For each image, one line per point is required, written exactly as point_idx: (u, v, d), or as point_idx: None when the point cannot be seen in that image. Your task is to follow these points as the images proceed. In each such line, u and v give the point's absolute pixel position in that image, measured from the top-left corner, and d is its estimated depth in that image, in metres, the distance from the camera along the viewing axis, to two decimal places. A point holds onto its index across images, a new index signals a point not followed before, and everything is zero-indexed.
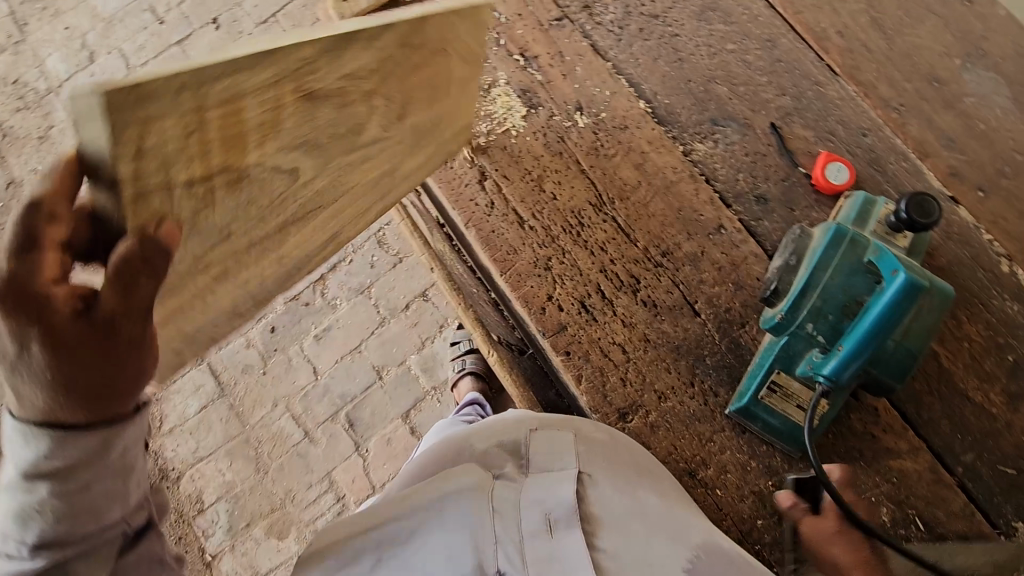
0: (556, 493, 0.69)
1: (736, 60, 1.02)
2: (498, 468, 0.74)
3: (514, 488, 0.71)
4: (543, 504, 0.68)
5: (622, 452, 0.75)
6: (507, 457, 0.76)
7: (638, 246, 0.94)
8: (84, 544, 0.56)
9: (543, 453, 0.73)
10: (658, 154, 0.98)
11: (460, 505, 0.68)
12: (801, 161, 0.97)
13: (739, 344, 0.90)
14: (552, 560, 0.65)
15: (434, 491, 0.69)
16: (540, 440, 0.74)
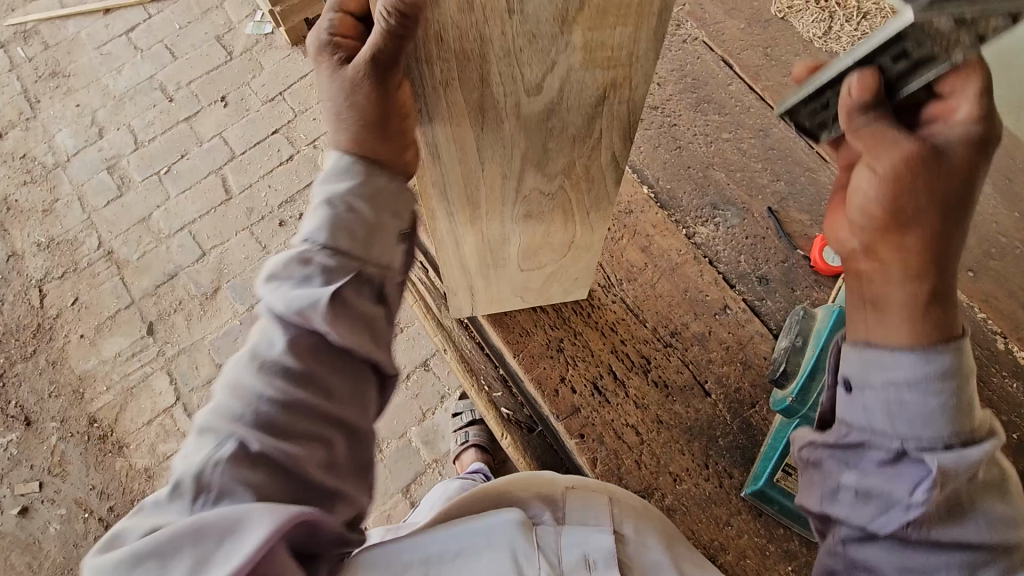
0: (593, 537, 0.67)
1: (732, 148, 1.08)
2: (536, 514, 0.71)
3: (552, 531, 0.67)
4: (582, 545, 0.65)
5: (654, 522, 0.73)
6: (541, 503, 0.73)
7: (647, 327, 0.96)
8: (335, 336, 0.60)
9: (579, 506, 0.72)
10: (662, 237, 1.02)
11: (507, 530, 0.64)
12: (799, 242, 1.01)
13: (750, 425, 0.91)
14: None
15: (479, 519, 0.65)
16: (576, 496, 0.74)
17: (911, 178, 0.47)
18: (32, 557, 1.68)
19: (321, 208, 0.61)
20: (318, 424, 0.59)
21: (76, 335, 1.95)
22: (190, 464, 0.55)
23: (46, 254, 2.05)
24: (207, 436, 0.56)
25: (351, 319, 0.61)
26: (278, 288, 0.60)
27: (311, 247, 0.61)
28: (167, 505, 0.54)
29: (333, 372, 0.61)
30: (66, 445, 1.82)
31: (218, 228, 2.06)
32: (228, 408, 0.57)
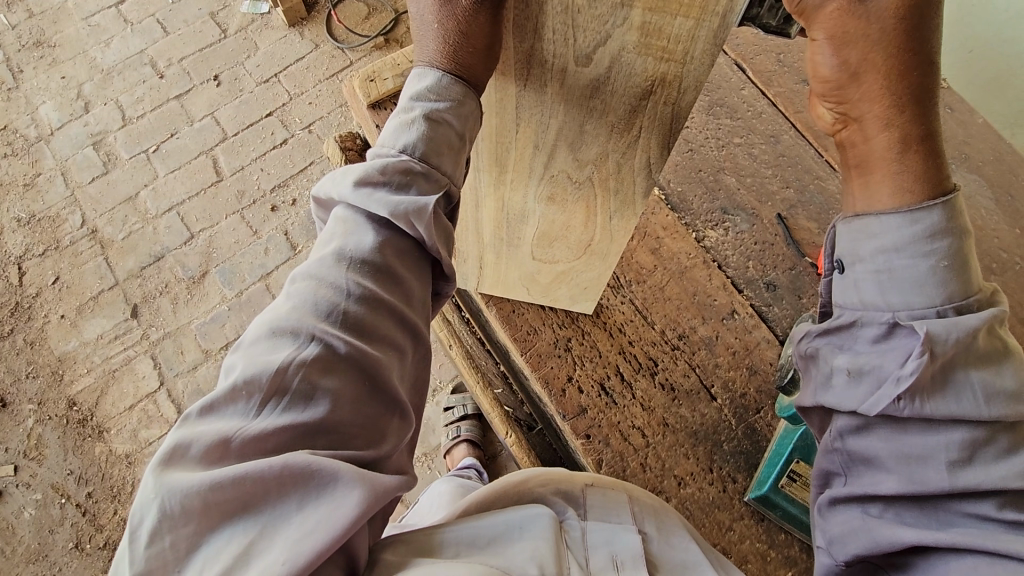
0: (619, 536, 0.67)
1: (743, 153, 1.08)
2: (558, 509, 0.70)
3: (579, 527, 0.67)
4: (609, 545, 0.65)
5: (674, 518, 0.74)
6: (562, 501, 0.71)
7: (655, 328, 0.96)
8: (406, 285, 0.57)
9: (600, 502, 0.72)
10: (672, 240, 1.02)
11: (537, 521, 0.62)
12: (806, 249, 1.01)
13: (754, 430, 0.91)
14: None
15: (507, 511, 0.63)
16: (595, 495, 0.73)
17: (847, 32, 0.51)
18: (5, 542, 1.64)
19: (419, 117, 0.59)
20: (398, 335, 0.56)
21: (56, 315, 1.88)
22: (264, 362, 0.49)
23: (26, 231, 1.98)
24: (286, 337, 0.50)
25: (436, 228, 0.59)
26: (368, 191, 0.56)
27: (408, 157, 0.59)
28: (234, 405, 0.48)
29: (410, 276, 0.59)
30: (43, 428, 1.77)
31: (207, 211, 2.00)
32: (308, 306, 0.52)
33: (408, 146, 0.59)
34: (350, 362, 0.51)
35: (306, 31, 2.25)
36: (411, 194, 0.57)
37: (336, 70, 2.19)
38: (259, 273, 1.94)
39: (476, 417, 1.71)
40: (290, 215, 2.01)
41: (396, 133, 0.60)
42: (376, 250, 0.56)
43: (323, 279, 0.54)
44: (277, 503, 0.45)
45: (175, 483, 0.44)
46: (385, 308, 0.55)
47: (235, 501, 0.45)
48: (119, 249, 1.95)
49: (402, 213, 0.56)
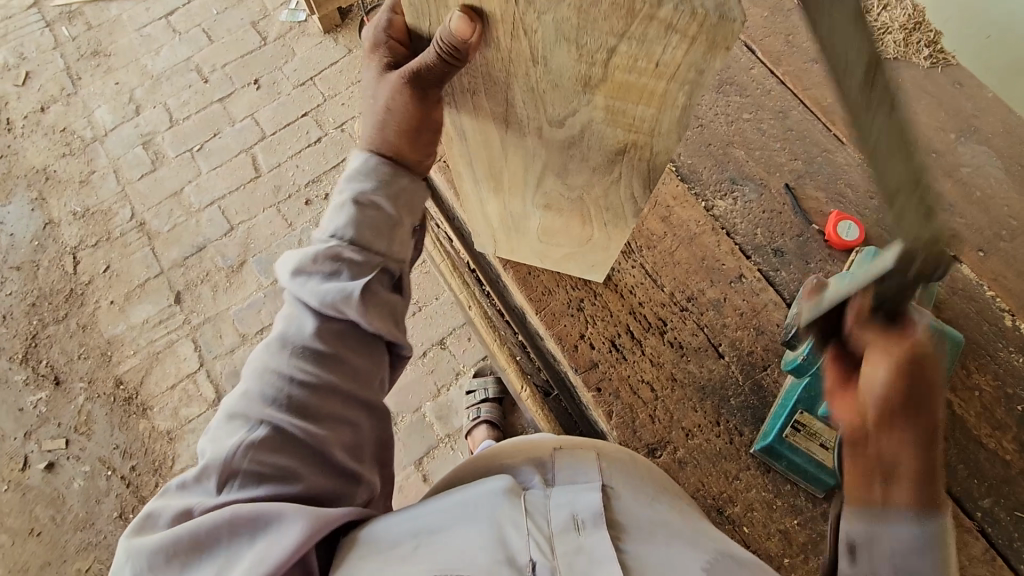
0: (580, 495, 0.67)
1: (751, 129, 1.12)
2: (526, 479, 0.72)
3: (542, 493, 0.68)
4: (570, 505, 0.66)
5: (641, 477, 0.75)
6: (530, 468, 0.74)
7: (664, 290, 1.00)
8: (345, 363, 0.74)
9: (568, 464, 0.73)
10: (681, 208, 1.06)
11: (489, 497, 0.65)
12: (812, 217, 1.04)
13: (762, 386, 0.94)
14: (580, 554, 0.61)
15: (463, 491, 0.67)
16: (564, 456, 0.75)
17: (904, 386, 0.55)
18: (57, 510, 1.77)
19: (347, 202, 0.78)
20: (336, 403, 0.72)
21: (106, 301, 2.01)
22: (222, 447, 0.66)
23: (81, 223, 2.13)
24: (241, 422, 0.67)
25: (368, 308, 0.76)
26: (306, 282, 0.75)
27: (340, 244, 0.77)
28: (197, 485, 0.65)
29: (353, 355, 0.75)
30: (92, 405, 1.89)
31: (246, 205, 2.12)
32: (256, 397, 0.69)
33: (340, 229, 0.78)
34: (292, 434, 0.67)
35: (340, 37, 2.38)
36: (345, 279, 0.75)
37: None
38: None
39: (497, 400, 1.77)
40: (322, 208, 2.11)
41: (330, 224, 0.80)
42: (314, 338, 0.73)
43: (270, 371, 0.71)
44: (229, 545, 0.59)
45: (149, 548, 0.60)
46: (322, 386, 0.71)
47: (201, 550, 0.60)
48: (165, 239, 2.08)
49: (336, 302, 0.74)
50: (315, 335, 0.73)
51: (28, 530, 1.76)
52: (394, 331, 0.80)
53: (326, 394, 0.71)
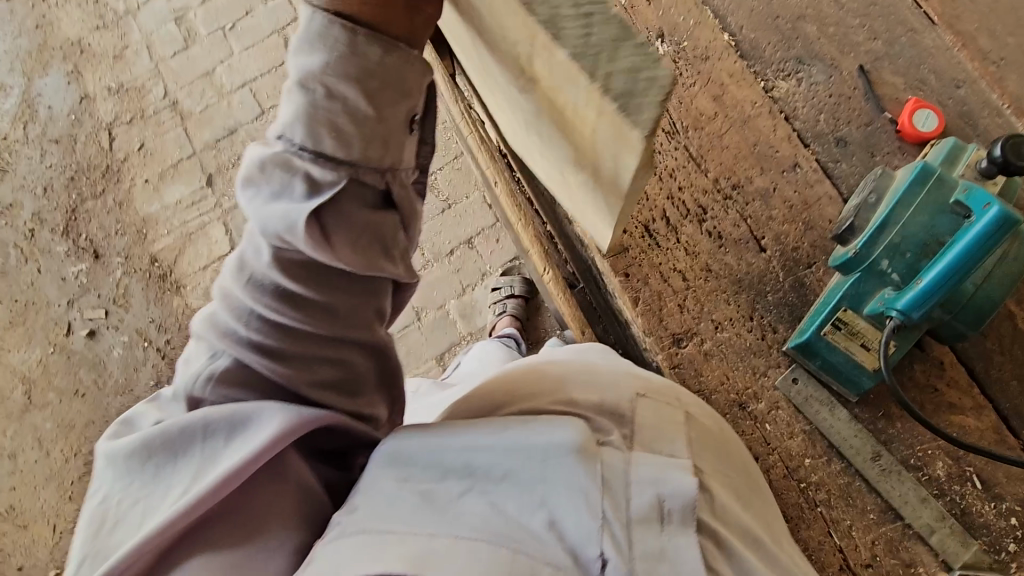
0: (670, 473, 0.57)
1: (829, 1, 0.98)
2: (602, 430, 0.62)
3: (624, 455, 0.58)
4: (656, 483, 0.56)
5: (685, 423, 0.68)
6: (605, 418, 0.64)
7: (708, 176, 0.92)
8: (319, 302, 0.54)
9: (651, 426, 0.65)
10: (737, 88, 0.95)
11: (560, 455, 0.56)
12: (886, 104, 0.92)
13: (804, 284, 0.87)
14: (662, 560, 0.53)
15: (531, 433, 0.57)
16: (644, 412, 0.66)
17: None
18: (99, 375, 1.88)
19: (294, 88, 0.49)
20: (313, 346, 0.56)
21: (141, 179, 2.02)
22: (189, 372, 0.57)
23: (115, 99, 2.10)
24: (202, 348, 0.56)
25: (346, 235, 0.52)
26: (247, 196, 0.51)
27: (289, 149, 0.50)
28: (173, 403, 0.58)
29: (335, 288, 0.55)
30: (129, 279, 1.94)
31: (278, 89, 2.05)
32: (214, 321, 0.56)
33: (287, 127, 0.50)
34: (262, 377, 0.55)
35: None
36: (296, 199, 0.50)
37: None
38: None
39: (523, 299, 1.74)
40: None
41: (275, 112, 0.51)
42: (269, 269, 0.53)
43: (227, 299, 0.55)
44: (202, 452, 0.53)
45: (115, 448, 0.55)
46: (288, 329, 0.54)
47: (176, 451, 0.53)
48: (197, 120, 2.05)
49: (286, 233, 0.50)
50: (268, 266, 0.52)
51: (74, 391, 1.88)
52: (393, 270, 0.56)
53: (295, 338, 0.55)
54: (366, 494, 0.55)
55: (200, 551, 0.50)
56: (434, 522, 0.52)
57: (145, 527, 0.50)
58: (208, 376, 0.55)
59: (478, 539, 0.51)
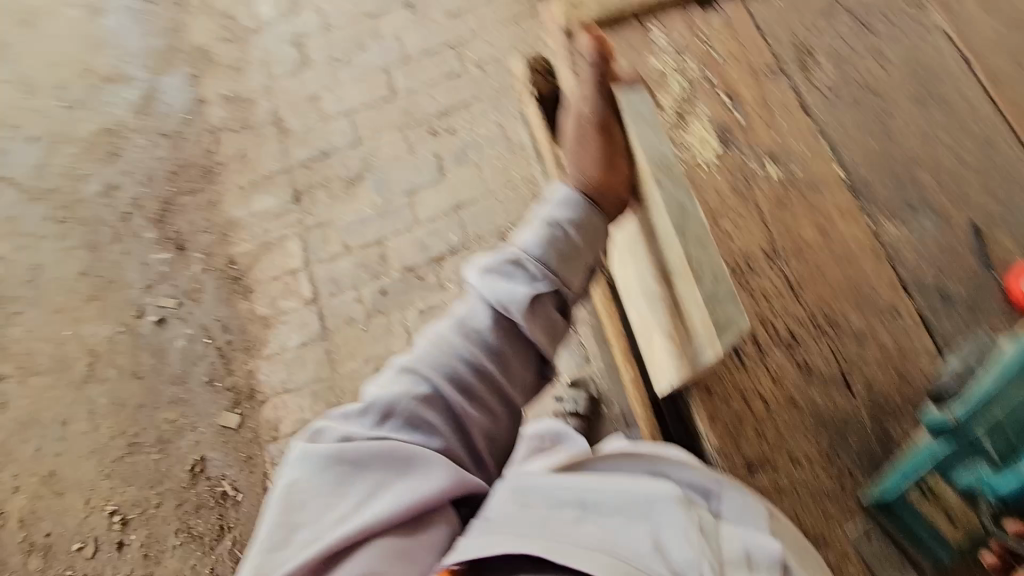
0: (755, 535, 0.73)
1: (948, 154, 0.98)
2: (693, 495, 0.79)
3: (711, 514, 0.76)
4: (744, 541, 0.73)
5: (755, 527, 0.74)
6: (699, 492, 0.80)
7: (803, 307, 0.92)
8: (502, 359, 0.92)
9: (734, 506, 0.77)
10: (845, 225, 0.96)
11: (656, 503, 0.76)
12: (996, 267, 0.91)
13: (889, 435, 0.86)
14: None
15: (634, 484, 0.79)
16: (732, 488, 0.78)
17: None
18: (159, 361, 1.96)
19: (541, 226, 0.95)
20: (483, 395, 0.91)
21: (234, 185, 2.14)
22: (388, 395, 0.88)
23: (226, 106, 2.25)
24: (409, 376, 0.90)
25: (531, 318, 0.91)
26: (487, 280, 0.92)
27: (523, 257, 0.93)
28: (358, 420, 0.87)
29: (511, 353, 0.93)
30: (204, 276, 2.04)
31: (375, 123, 2.16)
32: (424, 362, 0.91)
33: (524, 251, 0.93)
34: (443, 409, 0.89)
35: None
36: (517, 290, 0.91)
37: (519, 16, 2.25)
38: (407, 188, 2.07)
39: (585, 417, 1.73)
40: (445, 142, 2.11)
41: (516, 243, 0.95)
42: (480, 328, 0.92)
43: (442, 347, 0.92)
44: (378, 476, 0.82)
45: (316, 448, 0.83)
46: (475, 379, 0.91)
47: (357, 470, 0.82)
48: (296, 139, 2.17)
49: (504, 304, 0.91)
50: (483, 324, 0.92)
51: (133, 372, 1.96)
52: (552, 349, 0.95)
53: (474, 388, 0.91)
54: (515, 511, 0.79)
55: (360, 546, 0.78)
56: (560, 535, 0.74)
57: (326, 526, 0.79)
58: (412, 397, 0.88)
59: (590, 554, 0.72)
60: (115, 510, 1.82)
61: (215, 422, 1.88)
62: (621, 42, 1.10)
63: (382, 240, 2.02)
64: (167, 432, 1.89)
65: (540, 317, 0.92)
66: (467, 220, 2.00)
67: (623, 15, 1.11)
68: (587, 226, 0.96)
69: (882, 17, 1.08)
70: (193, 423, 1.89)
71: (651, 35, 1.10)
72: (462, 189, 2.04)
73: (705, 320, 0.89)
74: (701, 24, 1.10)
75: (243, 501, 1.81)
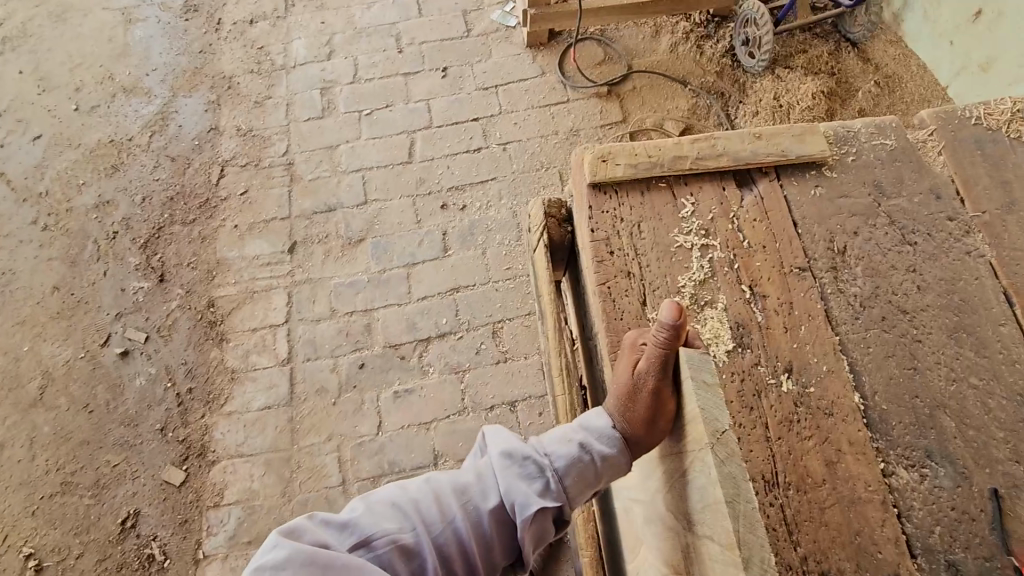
0: None
1: (975, 399, 0.91)
2: None
3: None
4: None
5: None
6: None
7: (797, 552, 0.83)
8: (492, 543, 0.79)
9: None
10: (855, 459, 0.88)
11: None
12: (1013, 544, 0.83)
13: None
14: None
15: None
16: None
17: None
18: (113, 397, 1.85)
19: (576, 443, 0.79)
20: (463, 570, 0.78)
21: (231, 223, 2.06)
22: (377, 525, 0.74)
23: (240, 140, 2.19)
24: (400, 516, 0.75)
25: (535, 524, 0.77)
26: (506, 465, 0.79)
27: (548, 463, 0.79)
28: (338, 534, 0.72)
29: (502, 538, 0.79)
30: (180, 314, 1.94)
31: (387, 185, 2.10)
32: (423, 505, 0.77)
33: (557, 457, 0.79)
34: (419, 572, 0.74)
35: (539, 57, 2.31)
36: (534, 490, 0.77)
37: (551, 102, 2.21)
38: (406, 260, 1.99)
39: (545, 547, 1.61)
40: (454, 218, 2.04)
41: (555, 442, 0.80)
42: (486, 497, 0.78)
43: (450, 493, 0.78)
44: None
45: (293, 543, 0.68)
46: (463, 549, 0.77)
47: None
48: (303, 187, 2.10)
49: (520, 489, 0.78)
50: (490, 502, 0.78)
51: (83, 404, 1.84)
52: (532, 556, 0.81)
53: (457, 560, 0.77)
54: None
55: None
56: None
57: None
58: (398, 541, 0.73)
59: None
60: (29, 555, 1.67)
61: (158, 475, 1.76)
62: (646, 206, 1.03)
63: (370, 309, 1.93)
64: (104, 477, 1.76)
65: (545, 526, 0.79)
66: (461, 305, 1.92)
67: (653, 177, 1.05)
68: (613, 469, 0.78)
69: (924, 231, 1.01)
70: (134, 472, 1.76)
71: (679, 205, 1.03)
72: (462, 271, 1.97)
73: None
74: (733, 204, 1.03)
75: (168, 569, 1.66)
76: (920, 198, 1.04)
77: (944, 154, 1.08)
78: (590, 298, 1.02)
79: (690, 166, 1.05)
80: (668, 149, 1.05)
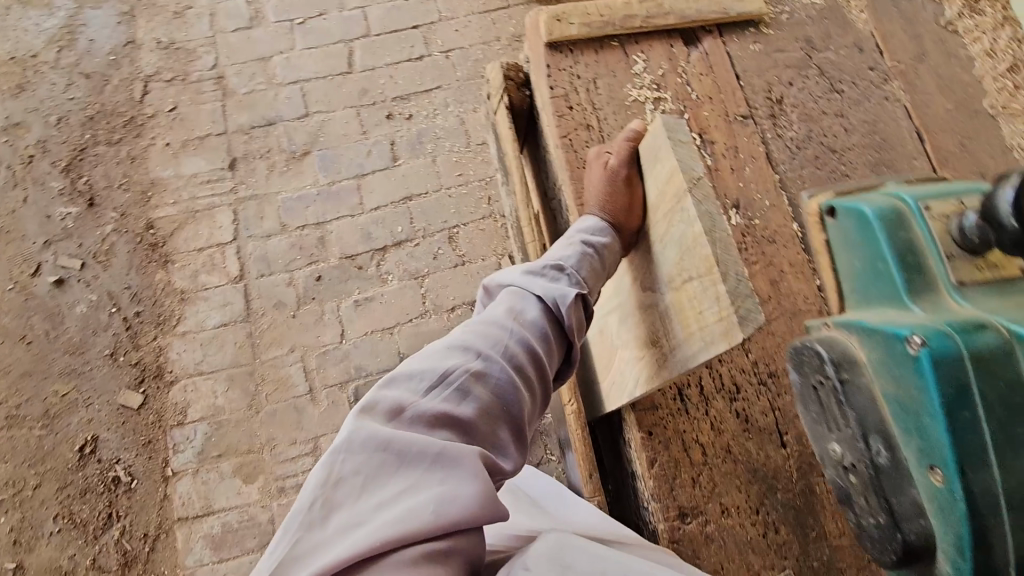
0: None
1: None
2: None
3: None
4: None
5: None
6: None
7: (748, 357, 0.93)
8: (550, 344, 0.81)
9: None
10: (795, 278, 0.98)
11: None
12: None
13: (813, 492, 0.88)
14: None
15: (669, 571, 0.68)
16: None
17: None
18: (52, 327, 1.76)
19: (577, 241, 0.88)
20: (536, 377, 0.77)
21: (161, 141, 1.95)
22: (440, 364, 0.71)
23: (161, 54, 2.04)
24: (459, 350, 0.73)
25: (576, 312, 0.83)
26: (530, 278, 0.85)
27: (564, 260, 0.86)
28: (408, 386, 0.69)
29: (556, 340, 0.82)
30: (117, 238, 1.85)
31: (328, 96, 2.03)
32: (477, 338, 0.75)
33: (568, 257, 0.87)
34: (498, 390, 0.72)
35: None
36: (564, 283, 0.84)
37: (491, 9, 2.18)
38: (355, 171, 1.96)
39: None
40: (401, 128, 2.02)
41: (558, 249, 0.89)
42: (530, 314, 0.81)
43: (496, 326, 0.78)
44: (426, 469, 0.60)
45: (365, 424, 0.63)
46: (528, 361, 0.76)
47: (403, 460, 0.61)
48: (238, 101, 2.01)
49: (549, 288, 0.83)
50: (538, 311, 0.82)
51: (20, 336, 1.75)
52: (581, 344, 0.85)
53: (528, 369, 0.76)
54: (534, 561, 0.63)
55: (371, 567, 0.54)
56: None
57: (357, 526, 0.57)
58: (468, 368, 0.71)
59: None
60: None
61: (113, 399, 1.71)
62: (601, 64, 1.07)
63: (321, 222, 1.90)
64: (54, 407, 1.69)
65: (581, 317, 0.85)
66: (415, 213, 1.92)
67: (605, 36, 1.09)
68: (613, 253, 0.89)
69: (849, 80, 1.11)
70: (86, 399, 1.70)
71: (632, 62, 1.08)
72: (414, 180, 1.96)
73: (723, 313, 0.67)
74: (681, 61, 1.09)
75: (137, 489, 1.64)
76: (845, 52, 1.13)
77: (865, 12, 1.17)
78: (552, 154, 1.07)
79: (640, 25, 1.09)
80: (619, 9, 1.09)
